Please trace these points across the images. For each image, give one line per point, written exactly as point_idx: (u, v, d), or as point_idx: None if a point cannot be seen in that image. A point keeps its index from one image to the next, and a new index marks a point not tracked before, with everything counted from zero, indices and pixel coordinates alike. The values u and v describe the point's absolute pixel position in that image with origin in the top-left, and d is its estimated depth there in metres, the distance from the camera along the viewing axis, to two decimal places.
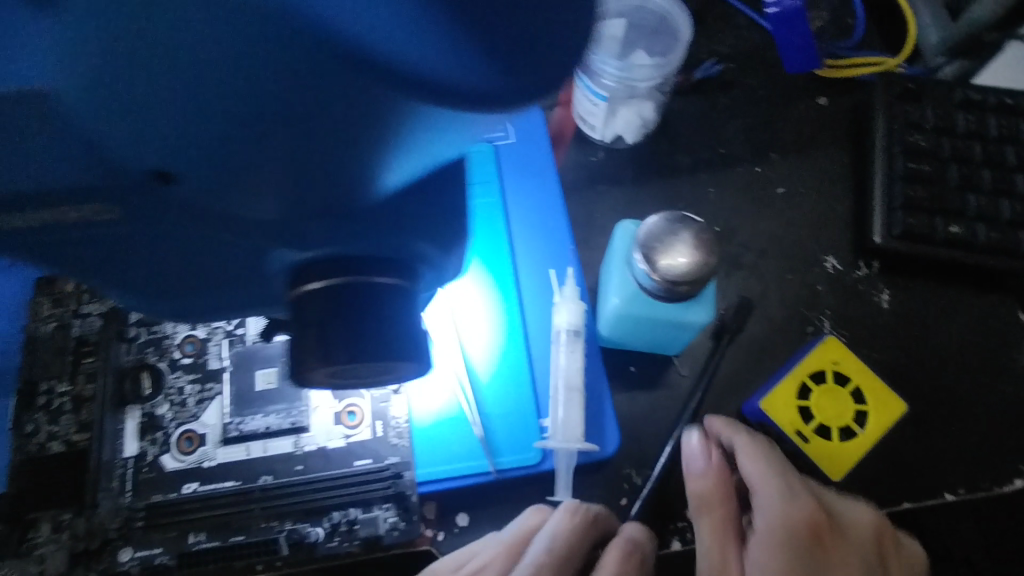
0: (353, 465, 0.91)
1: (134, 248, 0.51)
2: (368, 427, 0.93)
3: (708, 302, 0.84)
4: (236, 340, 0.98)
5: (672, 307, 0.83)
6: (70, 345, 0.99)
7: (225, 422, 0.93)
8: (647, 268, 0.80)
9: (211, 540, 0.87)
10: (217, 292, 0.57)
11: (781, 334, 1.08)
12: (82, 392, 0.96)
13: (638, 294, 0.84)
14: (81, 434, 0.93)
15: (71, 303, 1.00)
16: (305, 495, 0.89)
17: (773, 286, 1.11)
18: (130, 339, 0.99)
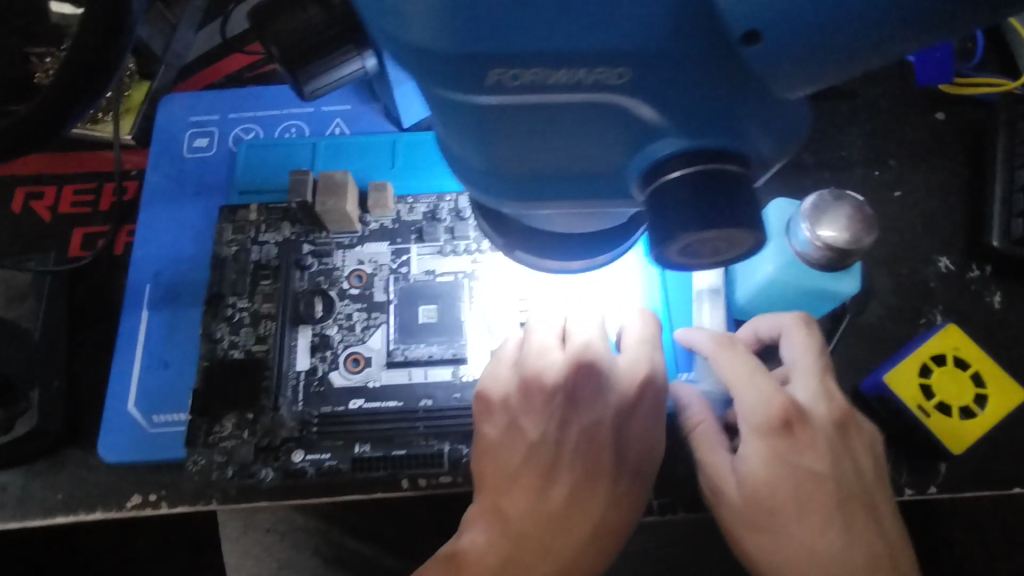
0: None
1: (507, 131, 0.50)
2: None
3: (853, 276, 0.94)
4: (401, 277, 1.06)
5: (823, 276, 0.93)
6: (249, 267, 1.06)
7: (391, 347, 1.01)
8: (810, 236, 0.88)
9: (377, 451, 0.95)
10: (533, 177, 0.54)
11: (896, 323, 1.14)
12: (260, 309, 1.04)
13: (793, 262, 0.93)
14: (261, 346, 1.01)
15: (251, 231, 1.08)
16: (463, 420, 0.97)
17: (890, 279, 1.18)
18: (305, 268, 1.06)
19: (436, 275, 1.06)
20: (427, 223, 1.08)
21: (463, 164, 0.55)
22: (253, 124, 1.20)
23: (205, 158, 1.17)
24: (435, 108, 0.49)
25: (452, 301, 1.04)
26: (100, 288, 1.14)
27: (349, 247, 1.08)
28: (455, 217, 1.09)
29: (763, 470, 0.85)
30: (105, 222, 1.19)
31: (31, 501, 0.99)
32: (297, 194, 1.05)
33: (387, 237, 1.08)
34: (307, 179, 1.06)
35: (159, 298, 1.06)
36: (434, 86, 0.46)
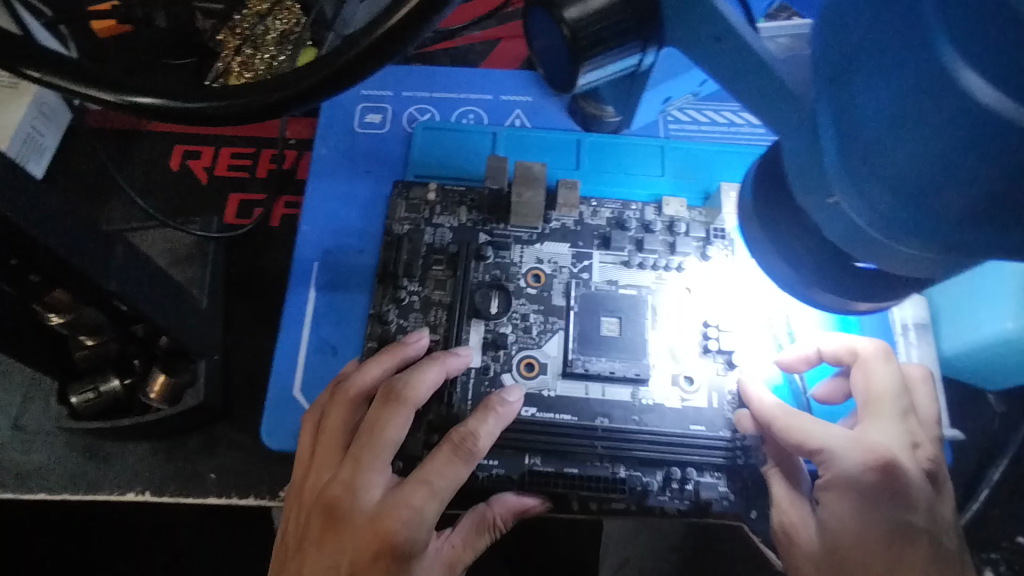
0: (687, 428, 0.89)
1: (1010, 179, 0.40)
2: (704, 395, 0.91)
3: None
4: (581, 283, 0.97)
5: None
6: (421, 249, 0.98)
7: (570, 357, 0.91)
8: None
9: (547, 466, 0.86)
10: (975, 225, 0.44)
11: None
12: (430, 296, 0.96)
13: None
14: (432, 334, 0.93)
15: (425, 211, 1.01)
16: (643, 446, 0.87)
17: None
18: (482, 259, 0.97)
19: (619, 285, 0.97)
20: (614, 230, 1.00)
21: (889, 186, 0.46)
22: (428, 105, 1.14)
23: (379, 134, 1.11)
24: (940, 115, 0.40)
25: (637, 316, 0.95)
26: (256, 259, 1.09)
27: (528, 243, 0.99)
28: (642, 229, 1.01)
29: (852, 518, 0.73)
30: (262, 190, 1.14)
31: (182, 477, 0.94)
32: (494, 181, 1.02)
33: (568, 239, 1.00)
34: (505, 167, 1.02)
35: (328, 278, 1.01)
36: (998, 92, 0.37)
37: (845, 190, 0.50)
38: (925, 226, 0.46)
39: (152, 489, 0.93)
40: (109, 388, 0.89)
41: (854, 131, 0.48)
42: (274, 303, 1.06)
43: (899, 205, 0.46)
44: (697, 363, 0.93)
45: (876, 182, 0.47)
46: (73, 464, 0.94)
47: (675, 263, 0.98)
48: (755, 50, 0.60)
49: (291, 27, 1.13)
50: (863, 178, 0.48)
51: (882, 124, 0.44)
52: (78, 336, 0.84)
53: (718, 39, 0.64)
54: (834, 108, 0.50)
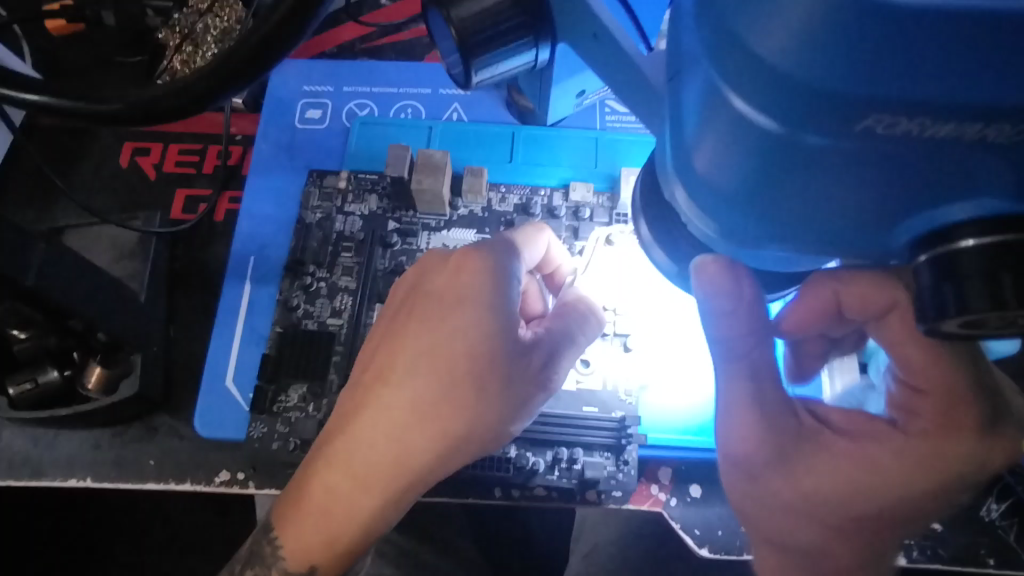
0: (580, 410, 0.93)
1: (796, 182, 0.40)
2: (599, 378, 0.95)
3: None
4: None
5: None
6: (332, 237, 1.03)
7: None
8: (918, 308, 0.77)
9: None
10: (799, 224, 0.43)
11: None
12: (337, 282, 1.01)
13: None
14: (336, 320, 0.98)
15: (337, 200, 1.05)
16: (533, 427, 0.91)
17: None
18: (388, 245, 1.01)
19: None
20: (519, 217, 1.03)
21: (713, 191, 0.45)
22: (368, 100, 1.15)
23: (318, 130, 1.13)
24: (728, 122, 0.39)
25: None
26: (200, 254, 1.12)
27: (435, 230, 1.03)
28: (548, 214, 1.03)
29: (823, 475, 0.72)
30: (208, 186, 1.17)
31: (121, 464, 0.98)
32: (394, 169, 0.98)
33: (475, 225, 1.03)
34: (407, 156, 0.99)
35: (262, 272, 1.03)
36: (770, 110, 0.36)
37: (683, 193, 0.48)
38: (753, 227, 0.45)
39: (93, 475, 0.97)
40: (46, 379, 0.93)
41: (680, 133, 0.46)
42: (215, 297, 1.09)
43: (727, 208, 0.45)
44: (592, 346, 0.96)
45: (702, 189, 0.45)
46: (19, 451, 0.98)
47: (576, 249, 1.01)
48: (625, 49, 0.60)
49: (232, 26, 1.14)
50: (692, 183, 0.46)
51: (693, 131, 0.43)
52: (8, 330, 0.88)
53: (593, 35, 0.63)
54: (673, 107, 0.49)
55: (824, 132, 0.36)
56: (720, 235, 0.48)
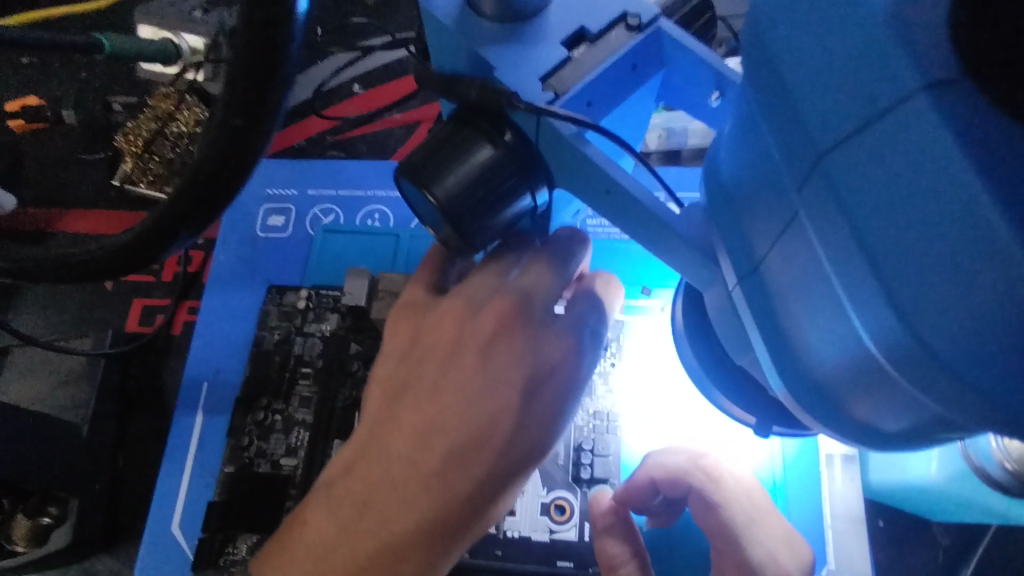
0: (554, 564, 0.84)
1: (920, 419, 0.33)
2: (575, 527, 0.86)
3: None
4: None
5: (1003, 498, 0.72)
6: (289, 363, 0.96)
7: None
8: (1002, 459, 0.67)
9: None
10: (903, 439, 0.37)
11: None
12: (294, 414, 0.93)
13: (965, 474, 0.72)
14: (290, 459, 0.90)
15: (297, 320, 0.98)
16: None
17: None
18: (348, 374, 0.94)
19: None
20: None
21: (811, 381, 0.39)
22: (334, 205, 1.09)
23: (279, 238, 1.07)
24: (844, 337, 0.33)
25: None
26: (155, 373, 1.06)
27: None
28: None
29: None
30: (166, 295, 1.11)
31: None
32: (353, 297, 0.91)
33: None
34: (367, 281, 0.92)
35: (215, 400, 0.96)
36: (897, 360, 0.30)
37: (765, 359, 0.43)
38: (853, 428, 0.39)
39: None
40: None
41: (766, 304, 0.41)
42: (167, 421, 1.02)
43: (823, 401, 0.39)
44: (568, 490, 0.88)
45: (800, 375, 0.40)
46: None
47: None
48: (653, 210, 0.55)
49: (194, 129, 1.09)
50: (789, 367, 0.40)
51: (791, 314, 0.38)
52: None
53: (607, 191, 0.57)
54: (745, 261, 0.43)
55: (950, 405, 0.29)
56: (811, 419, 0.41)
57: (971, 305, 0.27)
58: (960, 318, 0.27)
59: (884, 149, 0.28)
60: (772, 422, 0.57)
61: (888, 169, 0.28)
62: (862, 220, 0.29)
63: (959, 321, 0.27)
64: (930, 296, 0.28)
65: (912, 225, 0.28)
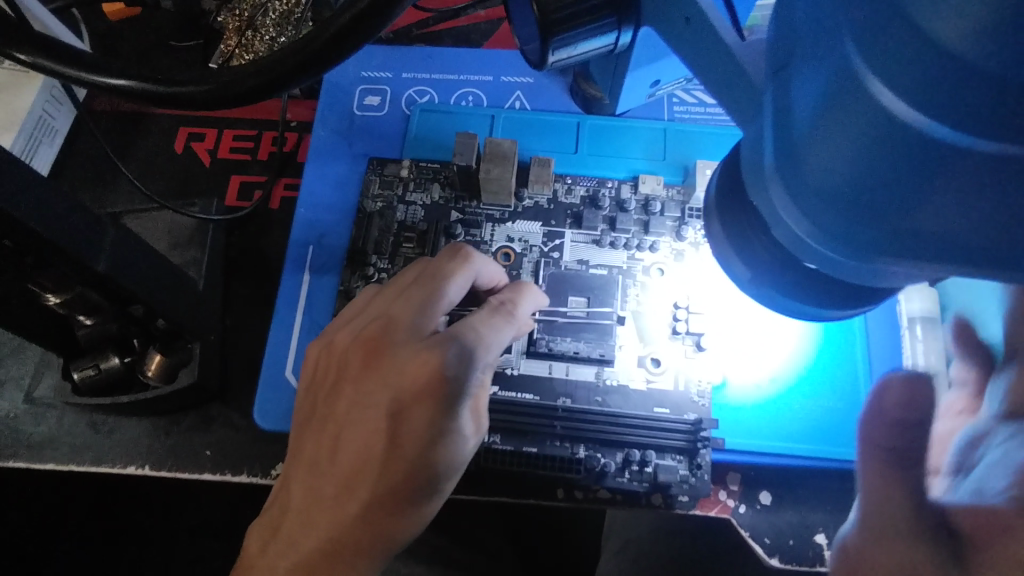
0: (652, 410, 0.90)
1: (930, 188, 0.35)
2: (670, 378, 0.92)
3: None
4: (552, 262, 0.98)
5: None
6: (394, 226, 1.00)
7: (534, 336, 0.93)
8: None
9: (507, 444, 0.88)
10: (935, 244, 0.39)
11: None
12: (400, 273, 0.98)
13: None
14: None
15: (398, 188, 1.03)
16: (601, 427, 0.88)
17: None
18: (451, 236, 0.98)
19: (589, 265, 0.97)
20: (587, 209, 1.00)
21: (824, 199, 0.41)
22: (427, 87, 1.13)
23: (376, 117, 1.11)
24: (859, 121, 0.36)
25: (605, 297, 0.95)
26: (254, 243, 1.10)
27: (499, 221, 1.00)
28: (616, 208, 1.00)
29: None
30: (263, 172, 1.15)
31: (179, 454, 0.98)
32: (462, 158, 0.94)
33: (540, 217, 1.00)
34: (474, 144, 0.95)
35: (322, 261, 1.02)
36: (914, 99, 0.33)
37: (783, 199, 0.45)
38: (873, 241, 0.40)
39: (151, 464, 0.98)
40: (108, 366, 0.92)
41: (788, 143, 0.44)
42: (271, 287, 1.08)
43: (848, 220, 0.40)
44: (662, 345, 0.93)
45: (808, 191, 0.42)
46: (77, 437, 0.98)
47: (647, 244, 0.98)
48: (710, 20, 0.57)
49: (292, 9, 1.12)
50: (800, 189, 0.43)
51: (807, 134, 0.41)
52: (75, 316, 0.86)
53: (688, 19, 0.60)
54: (779, 102, 0.46)
55: (979, 136, 0.32)
56: (812, 235, 0.44)
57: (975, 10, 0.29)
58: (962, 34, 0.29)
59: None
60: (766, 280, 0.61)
61: None
62: None
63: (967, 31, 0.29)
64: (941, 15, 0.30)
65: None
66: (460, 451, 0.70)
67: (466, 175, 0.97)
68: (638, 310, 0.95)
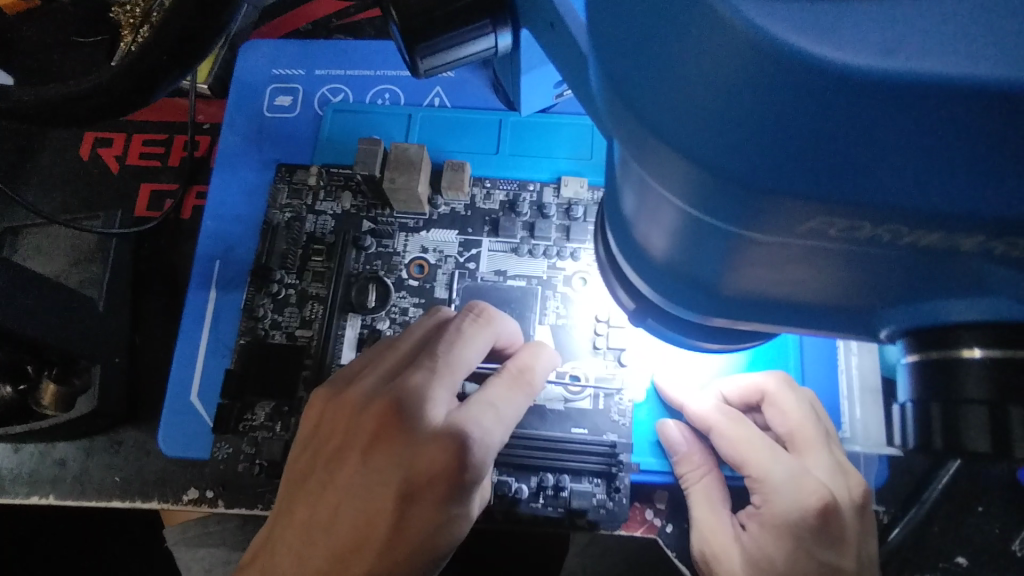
0: (569, 431, 0.86)
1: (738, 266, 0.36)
2: (589, 396, 0.88)
3: None
4: (467, 274, 0.93)
5: None
6: (303, 239, 0.95)
7: None
8: None
9: None
10: (763, 301, 0.41)
11: None
12: (308, 289, 0.93)
13: None
14: (306, 330, 0.90)
15: (307, 197, 0.97)
16: (513, 450, 0.84)
17: None
18: (361, 248, 0.93)
19: (507, 276, 0.92)
20: (505, 216, 0.94)
21: (659, 269, 0.42)
22: (341, 84, 1.05)
23: (287, 118, 1.04)
24: (661, 213, 0.36)
25: (522, 311, 0.90)
26: (165, 257, 1.05)
27: (413, 231, 0.95)
28: (537, 213, 0.95)
29: (782, 558, 0.75)
30: (174, 180, 1.08)
31: (86, 481, 0.94)
32: (364, 166, 0.89)
33: (456, 225, 0.95)
34: (378, 150, 0.90)
35: (228, 277, 0.96)
36: (686, 195, 0.33)
37: (626, 257, 0.46)
38: (711, 301, 0.42)
39: (57, 493, 0.94)
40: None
41: (619, 213, 0.44)
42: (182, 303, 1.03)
43: (682, 287, 0.42)
44: (581, 360, 0.89)
45: (645, 259, 0.43)
46: None
47: (567, 252, 0.92)
48: (563, 22, 0.49)
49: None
50: (643, 259, 0.43)
51: (626, 209, 0.41)
52: None
53: (552, 24, 0.53)
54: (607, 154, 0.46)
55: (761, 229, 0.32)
56: (664, 296, 0.45)
57: (708, 117, 0.29)
58: (703, 140, 0.30)
59: (634, 25, 0.33)
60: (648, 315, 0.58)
61: (644, 17, 0.32)
62: (647, 88, 0.32)
63: (705, 136, 0.30)
64: (681, 120, 0.30)
65: (684, 105, 0.30)
66: (460, 531, 0.63)
67: (374, 183, 0.92)
68: (558, 324, 0.90)
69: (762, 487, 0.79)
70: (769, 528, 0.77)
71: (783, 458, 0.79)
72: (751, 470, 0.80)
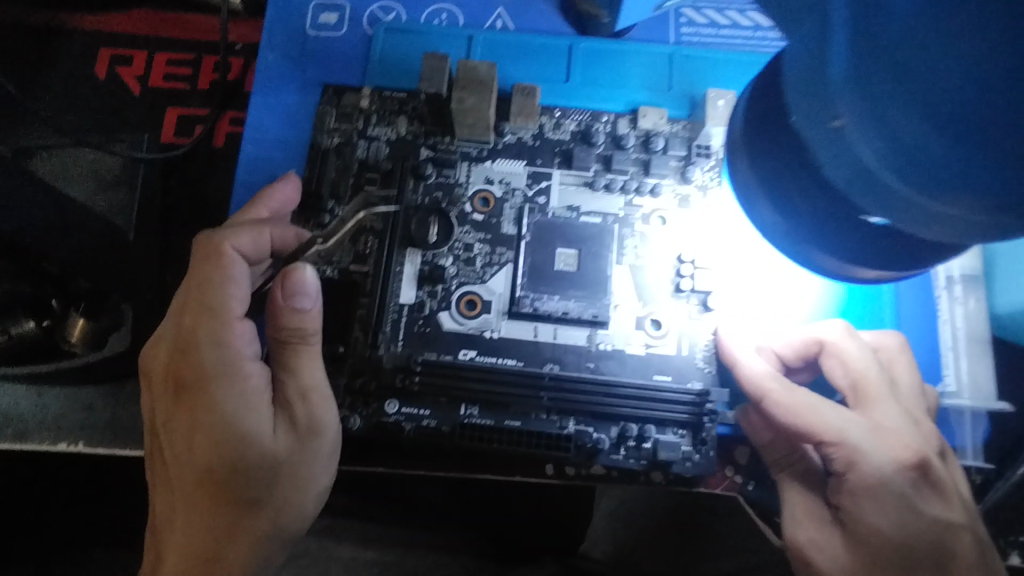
0: (650, 377, 0.88)
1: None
2: (672, 341, 0.90)
3: None
4: (538, 209, 0.93)
5: None
6: (354, 166, 0.94)
7: (518, 294, 0.89)
8: None
9: (484, 417, 0.86)
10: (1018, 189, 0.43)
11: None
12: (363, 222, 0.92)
13: None
14: (361, 266, 0.91)
15: (358, 121, 0.95)
16: (593, 399, 0.85)
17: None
18: (421, 176, 0.93)
19: (580, 211, 0.93)
20: (578, 146, 0.95)
21: (910, 131, 0.44)
22: (394, 4, 1.03)
23: (334, 36, 1.01)
24: (966, 42, 0.41)
25: (597, 249, 0.92)
26: (200, 182, 1.14)
27: (475, 160, 0.94)
28: (612, 145, 0.96)
29: (891, 524, 0.79)
30: (203, 105, 1.19)
31: (117, 427, 0.96)
32: (430, 83, 0.88)
33: (524, 155, 0.95)
34: (443, 68, 0.89)
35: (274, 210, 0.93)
36: None
37: (848, 130, 0.48)
38: (953, 186, 0.44)
39: (87, 441, 0.95)
40: (21, 330, 0.87)
41: (870, 76, 0.45)
42: None
43: (926, 141, 0.43)
44: (660, 304, 0.91)
45: (895, 120, 0.44)
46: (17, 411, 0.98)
47: (643, 187, 0.94)
48: None
49: None
50: (893, 123, 0.44)
51: (892, 65, 0.44)
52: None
53: None
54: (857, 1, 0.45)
55: None
56: (897, 174, 0.46)
57: None
58: None
59: None
60: (793, 228, 0.61)
61: None
62: None
63: None
64: None
65: None
66: (241, 441, 0.76)
67: (436, 102, 0.91)
68: (636, 265, 0.92)
69: (843, 450, 0.80)
70: (866, 500, 0.80)
71: (863, 424, 0.81)
72: (827, 436, 0.80)
